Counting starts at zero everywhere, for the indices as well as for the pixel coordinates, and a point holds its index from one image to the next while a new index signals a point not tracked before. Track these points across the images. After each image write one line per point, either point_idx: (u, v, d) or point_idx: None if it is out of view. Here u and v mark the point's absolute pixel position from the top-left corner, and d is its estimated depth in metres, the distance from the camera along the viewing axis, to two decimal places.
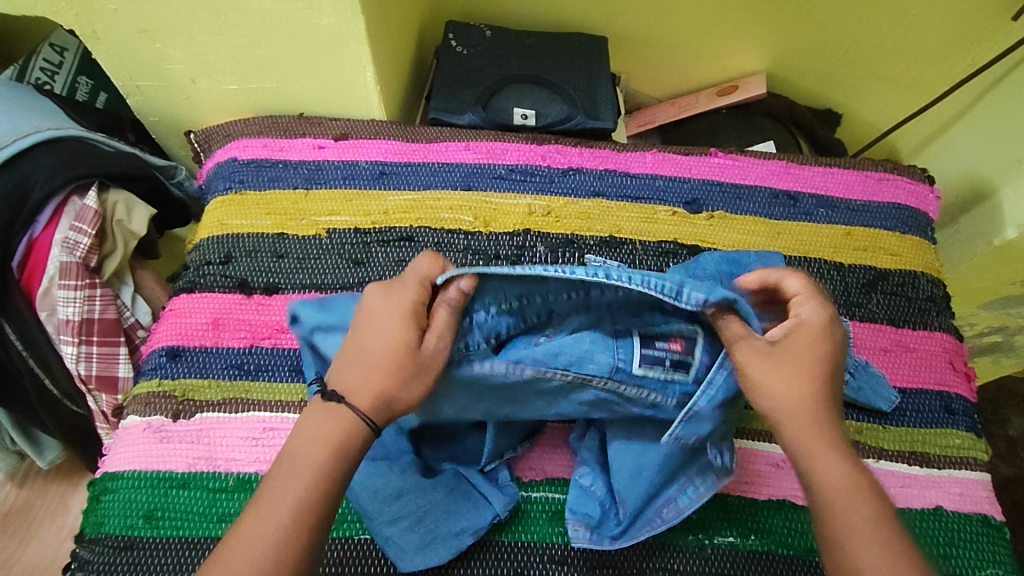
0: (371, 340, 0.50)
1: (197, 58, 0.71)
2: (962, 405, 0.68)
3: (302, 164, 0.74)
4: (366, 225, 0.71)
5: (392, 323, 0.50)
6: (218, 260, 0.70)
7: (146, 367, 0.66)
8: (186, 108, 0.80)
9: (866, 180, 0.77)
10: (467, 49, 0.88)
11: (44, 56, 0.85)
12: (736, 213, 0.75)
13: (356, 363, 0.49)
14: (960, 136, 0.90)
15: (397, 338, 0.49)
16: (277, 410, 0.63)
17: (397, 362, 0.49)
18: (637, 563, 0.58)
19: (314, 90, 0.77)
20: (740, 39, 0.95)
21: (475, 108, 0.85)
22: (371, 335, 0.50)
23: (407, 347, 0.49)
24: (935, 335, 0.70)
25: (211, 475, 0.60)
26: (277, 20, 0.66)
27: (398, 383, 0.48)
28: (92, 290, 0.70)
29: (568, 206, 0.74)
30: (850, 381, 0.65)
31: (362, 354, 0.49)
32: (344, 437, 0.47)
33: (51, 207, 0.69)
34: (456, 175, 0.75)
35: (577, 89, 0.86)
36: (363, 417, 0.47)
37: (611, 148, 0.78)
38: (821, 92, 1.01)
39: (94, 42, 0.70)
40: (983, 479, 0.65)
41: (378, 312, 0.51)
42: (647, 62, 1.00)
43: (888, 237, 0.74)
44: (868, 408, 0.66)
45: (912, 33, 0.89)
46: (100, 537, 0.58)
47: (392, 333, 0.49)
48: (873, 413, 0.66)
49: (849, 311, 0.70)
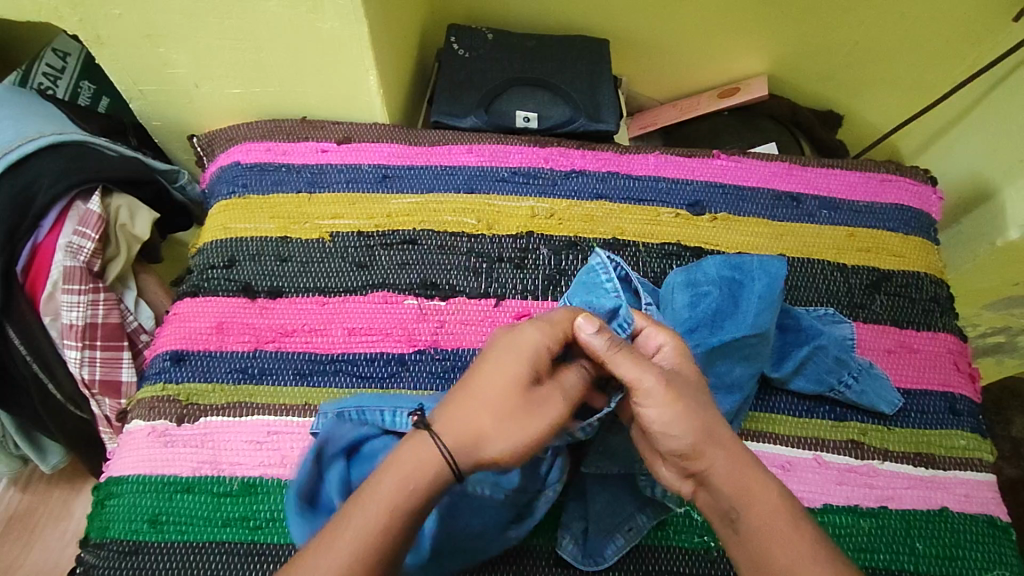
0: (486, 378, 0.48)
1: (201, 62, 0.71)
2: (967, 405, 0.68)
3: (305, 168, 0.74)
4: (369, 228, 0.71)
5: (510, 365, 0.48)
6: (222, 264, 0.70)
7: (150, 371, 0.66)
8: (189, 113, 0.80)
9: (869, 181, 0.78)
10: (470, 52, 0.88)
11: (47, 62, 0.85)
12: (739, 214, 0.75)
13: (470, 402, 0.47)
14: (962, 137, 0.90)
15: (514, 380, 0.48)
16: (281, 414, 0.63)
17: (509, 406, 0.47)
18: (643, 566, 0.58)
19: (317, 94, 0.77)
20: (741, 41, 0.95)
21: (478, 111, 0.85)
22: (493, 384, 0.48)
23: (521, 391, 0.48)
24: (939, 335, 0.70)
25: (216, 479, 0.60)
26: (280, 24, 0.66)
27: (500, 435, 0.46)
28: (95, 294, 0.70)
29: (571, 209, 0.74)
30: (853, 385, 0.65)
31: (473, 392, 0.48)
32: (426, 472, 0.45)
33: (54, 212, 0.69)
34: (459, 178, 0.75)
35: (579, 92, 0.86)
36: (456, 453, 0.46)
37: (614, 151, 0.78)
38: (822, 94, 1.01)
39: (98, 47, 0.70)
40: (988, 480, 0.65)
41: (506, 360, 0.49)
42: (649, 64, 1.00)
43: (891, 238, 0.74)
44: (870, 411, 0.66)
45: (912, 35, 0.89)
46: (105, 542, 0.58)
47: (510, 374, 0.48)
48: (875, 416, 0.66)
49: (852, 312, 0.70)
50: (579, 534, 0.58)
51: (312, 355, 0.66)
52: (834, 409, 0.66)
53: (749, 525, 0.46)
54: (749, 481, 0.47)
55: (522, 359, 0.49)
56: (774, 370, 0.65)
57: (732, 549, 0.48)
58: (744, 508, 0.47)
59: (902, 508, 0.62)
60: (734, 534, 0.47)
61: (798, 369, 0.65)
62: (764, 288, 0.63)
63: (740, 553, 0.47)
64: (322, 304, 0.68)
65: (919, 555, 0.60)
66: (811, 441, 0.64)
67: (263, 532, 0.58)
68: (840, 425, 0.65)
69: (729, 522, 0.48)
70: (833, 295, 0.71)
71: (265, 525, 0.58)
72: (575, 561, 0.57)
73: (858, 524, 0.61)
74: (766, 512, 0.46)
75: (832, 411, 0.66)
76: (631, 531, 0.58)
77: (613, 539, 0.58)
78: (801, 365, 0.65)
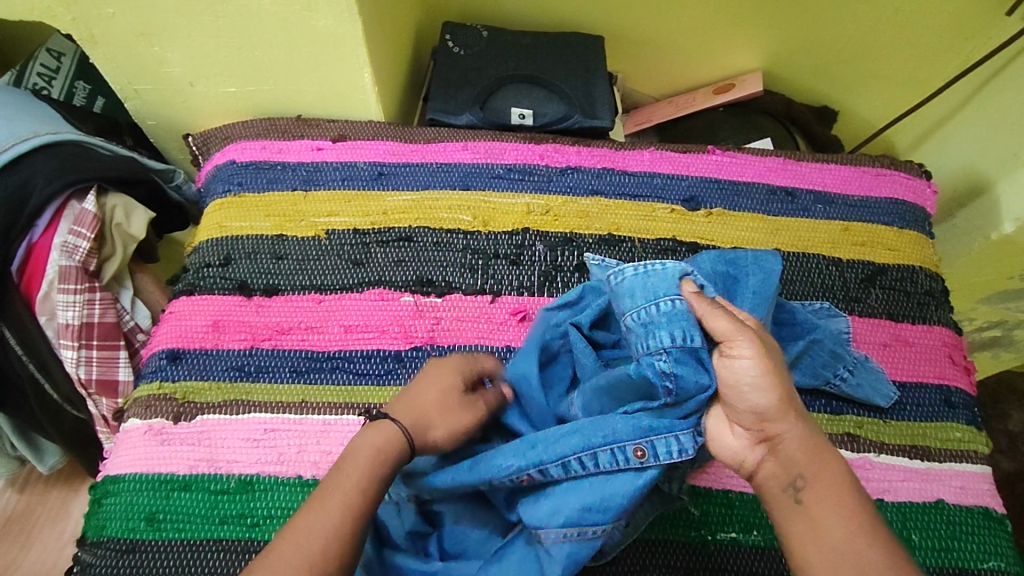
0: (424, 386, 0.54)
1: (195, 61, 0.71)
2: (962, 398, 0.68)
3: (300, 166, 0.74)
4: (365, 226, 0.72)
5: (441, 374, 0.55)
6: (218, 262, 0.70)
7: (147, 370, 0.66)
8: (184, 112, 0.80)
9: (863, 175, 0.78)
10: (464, 50, 0.88)
11: (42, 62, 0.85)
12: (734, 210, 0.75)
13: (409, 398, 0.53)
14: (957, 132, 0.90)
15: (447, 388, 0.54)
16: (278, 411, 0.63)
17: (444, 405, 0.53)
18: (640, 560, 0.58)
19: (312, 92, 0.77)
20: (736, 37, 0.95)
21: (473, 109, 0.85)
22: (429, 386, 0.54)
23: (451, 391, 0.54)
24: (933, 328, 0.70)
25: (213, 477, 0.60)
26: (275, 22, 0.66)
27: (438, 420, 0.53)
28: (91, 294, 0.70)
29: (566, 205, 0.74)
30: (848, 378, 0.64)
31: (413, 394, 0.54)
32: (383, 447, 0.50)
33: (49, 212, 0.69)
34: (454, 175, 0.75)
35: (574, 89, 0.86)
36: (402, 428, 0.51)
37: (609, 147, 0.78)
38: (817, 89, 1.01)
39: (92, 47, 0.70)
40: (984, 472, 0.65)
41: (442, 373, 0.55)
42: (643, 60, 1.00)
43: (886, 232, 0.74)
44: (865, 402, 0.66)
45: (905, 30, 0.89)
46: (102, 541, 0.58)
47: (444, 381, 0.54)
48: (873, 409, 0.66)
49: (848, 306, 0.71)
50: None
51: (309, 352, 0.66)
52: (830, 403, 0.66)
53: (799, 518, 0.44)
54: (823, 448, 0.45)
55: (455, 372, 0.55)
56: None
57: (782, 517, 0.45)
58: (811, 473, 0.44)
59: (898, 500, 0.62)
60: (796, 503, 0.44)
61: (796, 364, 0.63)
62: (760, 284, 0.60)
63: (795, 524, 0.44)
64: (319, 302, 0.68)
65: (915, 547, 0.60)
66: None
67: (261, 529, 0.58)
68: (836, 418, 0.66)
69: (791, 489, 0.44)
70: (828, 289, 0.71)
71: (262, 523, 0.58)
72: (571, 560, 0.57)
73: None
74: (832, 488, 0.44)
75: (827, 405, 0.66)
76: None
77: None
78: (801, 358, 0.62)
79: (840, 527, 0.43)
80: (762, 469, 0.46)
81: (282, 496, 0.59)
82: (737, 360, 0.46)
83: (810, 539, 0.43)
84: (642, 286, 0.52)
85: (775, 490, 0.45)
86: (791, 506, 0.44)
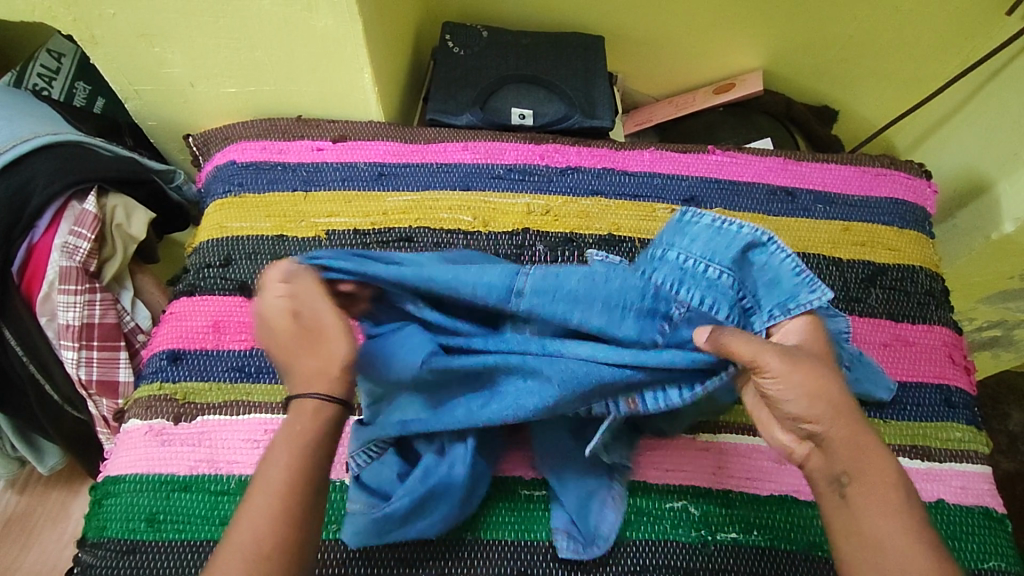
0: (280, 349, 0.50)
1: (195, 61, 0.71)
2: (962, 398, 0.68)
3: (301, 166, 0.74)
4: (365, 226, 0.72)
5: (279, 326, 0.50)
6: (219, 263, 0.70)
7: (147, 371, 0.66)
8: (184, 112, 0.80)
9: (863, 175, 0.78)
10: (464, 50, 0.88)
11: (42, 63, 0.85)
12: (734, 210, 0.75)
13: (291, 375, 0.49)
14: (957, 131, 0.90)
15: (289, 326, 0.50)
16: (278, 412, 0.63)
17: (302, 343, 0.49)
18: (640, 560, 0.58)
19: (312, 93, 0.77)
20: (736, 37, 0.95)
21: (473, 109, 0.85)
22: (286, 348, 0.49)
23: (291, 331, 0.49)
24: (934, 328, 0.70)
25: (213, 477, 0.60)
26: (275, 22, 0.66)
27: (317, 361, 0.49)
28: (92, 294, 0.70)
29: (566, 205, 0.74)
30: (850, 372, 0.62)
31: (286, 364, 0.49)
32: (307, 431, 0.47)
33: (50, 212, 0.69)
34: (454, 176, 0.75)
35: (574, 89, 0.86)
36: (319, 396, 0.48)
37: (609, 147, 0.78)
38: (817, 89, 1.01)
39: (92, 47, 0.70)
40: (984, 472, 0.65)
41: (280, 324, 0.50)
42: (643, 60, 1.00)
43: (886, 232, 0.74)
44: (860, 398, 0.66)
45: (905, 30, 0.89)
46: (103, 541, 0.58)
47: (282, 327, 0.50)
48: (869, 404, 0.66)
49: (849, 306, 0.70)
50: (569, 527, 0.58)
51: None
52: None
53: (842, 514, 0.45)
54: (866, 444, 0.45)
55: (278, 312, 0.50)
56: None
57: (829, 513, 0.45)
58: (857, 470, 0.45)
59: None
60: (841, 500, 0.45)
61: None
62: None
63: (840, 518, 0.45)
64: None
65: None
66: None
67: None
68: None
69: (835, 485, 0.45)
70: (828, 290, 0.71)
71: None
72: (579, 556, 0.58)
73: None
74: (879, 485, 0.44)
75: None
76: (614, 499, 0.59)
77: (603, 514, 0.59)
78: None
79: (885, 524, 0.43)
80: (810, 462, 0.46)
81: None
82: (766, 377, 0.46)
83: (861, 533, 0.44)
84: (709, 242, 0.53)
85: (824, 487, 0.46)
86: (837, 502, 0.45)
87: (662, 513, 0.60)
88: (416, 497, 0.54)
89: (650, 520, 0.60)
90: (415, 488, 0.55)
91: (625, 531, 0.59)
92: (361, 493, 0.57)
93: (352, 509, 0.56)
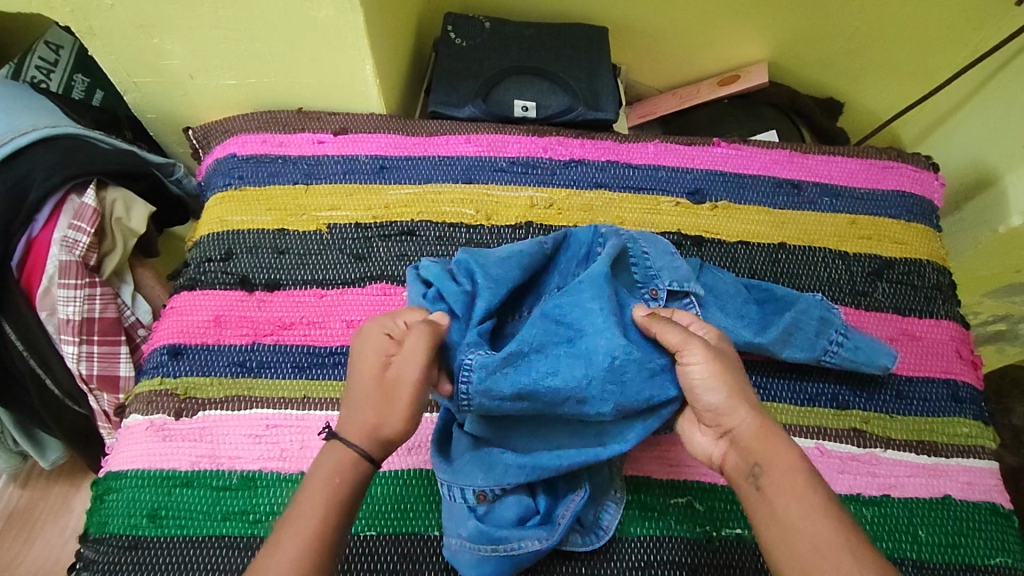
0: (355, 382, 0.50)
1: (194, 53, 0.70)
2: (969, 393, 0.67)
3: (302, 159, 0.74)
4: (367, 220, 0.71)
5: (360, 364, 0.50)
6: (219, 257, 0.69)
7: (148, 365, 0.65)
8: (184, 104, 0.79)
9: (870, 168, 0.77)
10: (466, 41, 0.87)
11: (40, 55, 0.84)
12: (739, 202, 0.74)
13: (351, 411, 0.49)
14: (963, 124, 0.89)
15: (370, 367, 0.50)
16: (280, 407, 0.62)
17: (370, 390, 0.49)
18: (645, 556, 0.58)
19: (312, 84, 0.76)
20: (742, 27, 0.94)
21: (475, 101, 0.84)
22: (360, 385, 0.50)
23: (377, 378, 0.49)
24: (941, 323, 0.70)
25: (215, 473, 0.60)
26: (274, 13, 0.65)
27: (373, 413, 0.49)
28: (92, 289, 0.69)
29: (570, 198, 0.73)
30: (843, 343, 0.64)
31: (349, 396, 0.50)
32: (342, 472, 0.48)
33: (49, 206, 0.68)
34: (457, 169, 0.74)
35: (578, 81, 0.85)
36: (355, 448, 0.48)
37: (613, 139, 0.78)
38: (822, 81, 1.00)
39: (90, 39, 0.69)
40: (991, 468, 0.64)
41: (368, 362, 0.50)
42: (647, 52, 0.99)
43: (892, 225, 0.74)
44: (857, 375, 0.66)
45: (913, 20, 0.88)
46: (104, 537, 0.58)
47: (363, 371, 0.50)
48: (863, 382, 0.66)
49: (854, 300, 0.70)
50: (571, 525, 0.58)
51: (311, 347, 0.65)
52: (837, 397, 0.66)
53: (757, 513, 0.46)
54: (773, 438, 0.48)
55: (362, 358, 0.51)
56: (760, 337, 0.63)
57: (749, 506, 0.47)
58: (767, 461, 0.47)
59: (904, 496, 0.62)
60: (757, 491, 0.46)
61: (786, 338, 0.64)
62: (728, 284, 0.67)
63: (760, 509, 0.46)
64: (321, 296, 0.67)
65: (921, 543, 0.60)
66: (814, 429, 0.64)
67: (264, 525, 0.58)
68: (842, 413, 0.65)
69: (753, 478, 0.47)
70: (834, 284, 0.70)
71: (266, 519, 0.58)
72: (572, 549, 0.57)
73: (861, 514, 0.61)
74: (789, 477, 0.46)
75: (834, 399, 0.65)
76: (614, 494, 0.59)
77: (602, 509, 0.59)
78: (788, 334, 0.64)
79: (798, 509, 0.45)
80: (726, 462, 0.49)
81: (285, 492, 0.59)
82: (688, 365, 0.51)
83: (776, 522, 0.45)
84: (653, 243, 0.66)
85: (740, 481, 0.48)
86: (753, 493, 0.46)
87: (664, 508, 0.60)
88: (587, 496, 0.56)
89: (654, 516, 0.59)
90: (581, 497, 0.56)
91: (629, 527, 0.59)
92: (512, 532, 0.55)
93: (522, 546, 0.55)
